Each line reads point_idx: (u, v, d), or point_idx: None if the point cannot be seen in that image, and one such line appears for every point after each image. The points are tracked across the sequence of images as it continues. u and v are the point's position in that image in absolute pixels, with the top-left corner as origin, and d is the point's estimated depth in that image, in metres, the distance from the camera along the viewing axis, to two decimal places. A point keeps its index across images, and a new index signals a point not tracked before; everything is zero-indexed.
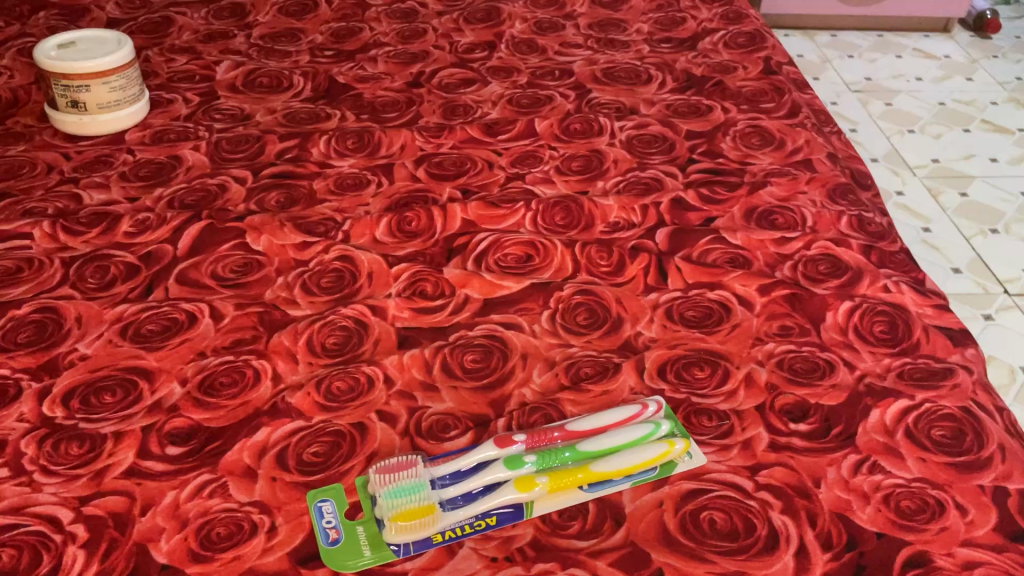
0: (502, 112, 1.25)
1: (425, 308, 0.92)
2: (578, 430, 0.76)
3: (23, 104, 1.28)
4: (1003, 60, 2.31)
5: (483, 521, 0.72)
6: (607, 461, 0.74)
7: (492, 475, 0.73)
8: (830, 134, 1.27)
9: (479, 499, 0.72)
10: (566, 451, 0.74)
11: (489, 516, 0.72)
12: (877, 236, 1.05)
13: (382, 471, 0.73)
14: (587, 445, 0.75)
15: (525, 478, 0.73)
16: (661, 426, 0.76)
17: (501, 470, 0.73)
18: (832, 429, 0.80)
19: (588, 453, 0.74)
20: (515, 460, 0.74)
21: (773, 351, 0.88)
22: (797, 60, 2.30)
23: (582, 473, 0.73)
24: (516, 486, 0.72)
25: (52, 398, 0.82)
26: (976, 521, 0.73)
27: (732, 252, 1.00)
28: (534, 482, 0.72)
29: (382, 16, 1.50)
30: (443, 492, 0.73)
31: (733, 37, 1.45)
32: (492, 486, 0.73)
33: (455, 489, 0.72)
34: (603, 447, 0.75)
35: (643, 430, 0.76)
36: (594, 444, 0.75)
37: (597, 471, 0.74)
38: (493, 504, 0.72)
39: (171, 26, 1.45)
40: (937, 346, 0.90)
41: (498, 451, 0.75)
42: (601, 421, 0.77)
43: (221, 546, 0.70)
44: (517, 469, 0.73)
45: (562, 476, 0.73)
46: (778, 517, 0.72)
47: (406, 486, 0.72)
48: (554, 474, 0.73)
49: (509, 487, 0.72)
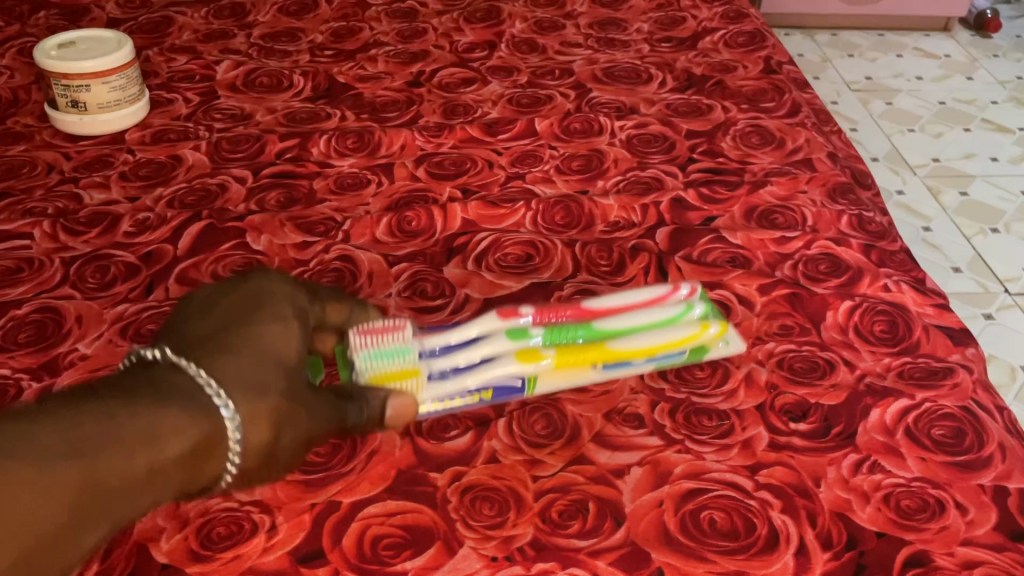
0: (502, 111, 1.25)
1: (426, 308, 0.92)
2: (599, 309, 0.83)
3: (23, 104, 1.28)
4: (1003, 59, 2.31)
5: (479, 395, 0.80)
6: (626, 341, 0.81)
7: (491, 348, 0.79)
8: (829, 134, 1.27)
9: (472, 373, 0.79)
10: (581, 329, 0.81)
11: (485, 389, 0.80)
12: (878, 235, 1.05)
13: (364, 333, 0.78)
14: (606, 323, 0.82)
15: (529, 351, 0.80)
16: (695, 309, 0.84)
17: (504, 343, 0.79)
18: (832, 429, 0.80)
19: (605, 332, 0.82)
20: (519, 333, 0.80)
21: (773, 350, 0.88)
22: (797, 59, 2.30)
23: (599, 352, 0.81)
24: (518, 359, 0.79)
25: None
26: (976, 520, 0.73)
27: (732, 251, 1.00)
28: (539, 357, 0.79)
29: (382, 16, 1.49)
30: (432, 363, 0.79)
31: (733, 37, 1.45)
32: (490, 358, 0.80)
33: (445, 361, 0.79)
34: (625, 326, 0.82)
35: (671, 312, 0.83)
36: (615, 323, 0.82)
37: (614, 350, 0.81)
38: (488, 378, 0.79)
39: (171, 27, 1.45)
40: (937, 345, 0.89)
41: (500, 323, 0.81)
42: (626, 301, 0.83)
43: (221, 545, 0.70)
44: (523, 337, 0.80)
45: (571, 352, 0.80)
46: (778, 517, 0.72)
47: (390, 350, 0.77)
48: (562, 349, 0.80)
49: (510, 359, 0.79)
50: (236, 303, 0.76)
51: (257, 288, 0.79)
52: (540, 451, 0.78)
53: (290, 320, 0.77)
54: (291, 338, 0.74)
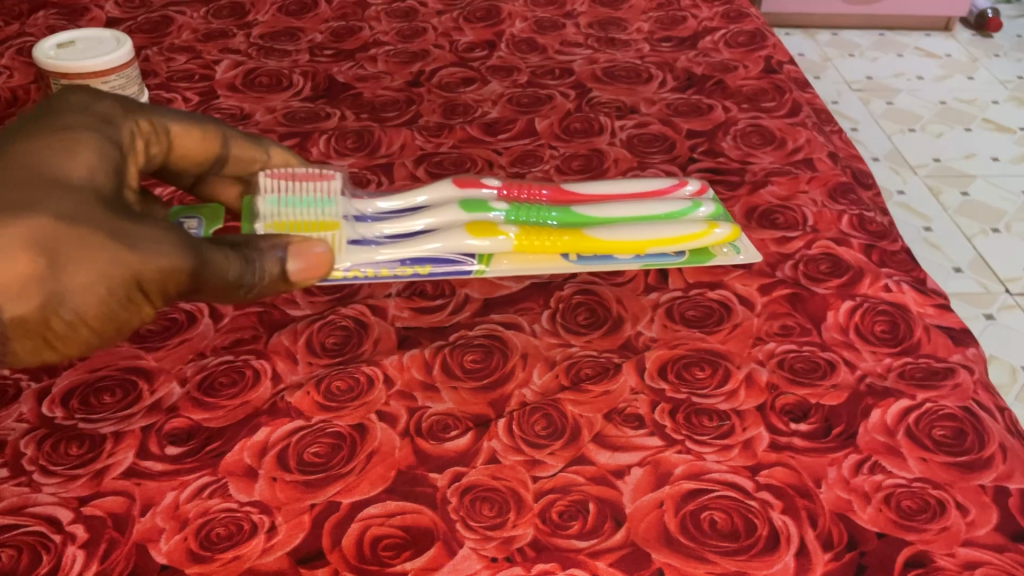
0: (502, 111, 1.25)
1: (425, 308, 0.92)
2: (581, 196, 0.98)
3: (22, 104, 1.27)
4: (1004, 59, 2.31)
5: (411, 269, 0.91)
6: (603, 231, 0.93)
7: (431, 223, 0.93)
8: (830, 134, 1.26)
9: (404, 247, 0.91)
10: (555, 211, 0.95)
11: (421, 266, 0.91)
12: (879, 235, 1.04)
13: (274, 178, 0.94)
14: (586, 211, 0.94)
15: (487, 226, 0.92)
16: (703, 211, 0.96)
17: (458, 215, 0.93)
18: (832, 430, 0.80)
19: (583, 218, 0.94)
20: (474, 209, 0.94)
21: (773, 350, 0.88)
22: (797, 59, 2.30)
23: (571, 237, 0.93)
24: (471, 232, 0.92)
25: (52, 399, 0.82)
26: (977, 521, 0.73)
27: (732, 252, 1.00)
28: (501, 232, 0.92)
29: (382, 16, 1.49)
30: (353, 230, 0.93)
31: (733, 37, 1.44)
32: (429, 231, 0.93)
33: (374, 231, 0.93)
34: (606, 216, 0.94)
35: (678, 209, 0.95)
36: (596, 212, 0.94)
37: (587, 235, 0.93)
38: (426, 254, 0.91)
39: (170, 27, 1.45)
40: (937, 345, 0.89)
41: (454, 194, 0.97)
42: (611, 191, 0.98)
43: (220, 546, 0.70)
44: (479, 209, 0.94)
45: (534, 234, 0.93)
46: (778, 517, 0.72)
47: (305, 203, 0.93)
48: (524, 230, 0.93)
49: (462, 233, 0.92)
50: (73, 94, 0.79)
51: (63, 121, 0.72)
52: (540, 451, 0.77)
53: (83, 144, 0.70)
54: (76, 170, 0.66)
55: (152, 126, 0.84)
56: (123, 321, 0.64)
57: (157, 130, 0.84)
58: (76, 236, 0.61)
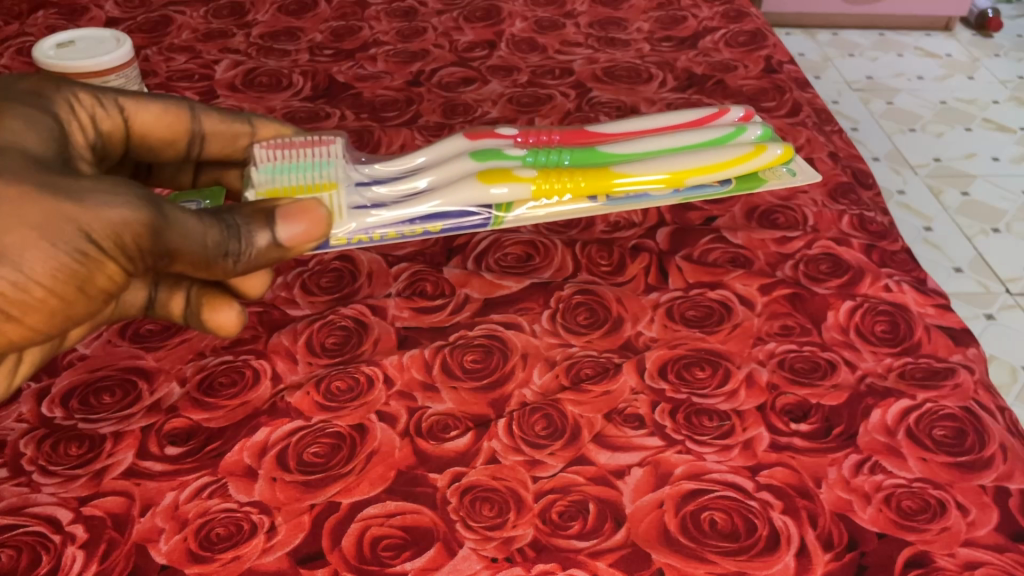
0: (503, 111, 1.24)
1: (425, 308, 0.92)
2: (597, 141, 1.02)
3: None
4: (1005, 59, 2.31)
5: (427, 225, 0.95)
6: (626, 164, 0.97)
7: (457, 169, 0.97)
8: (831, 133, 1.26)
9: (417, 205, 0.95)
10: (568, 155, 0.98)
11: (433, 222, 0.95)
12: (879, 235, 1.04)
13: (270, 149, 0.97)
14: (606, 150, 0.99)
15: (504, 171, 0.95)
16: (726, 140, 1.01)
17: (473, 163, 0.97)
18: (833, 430, 0.80)
19: (604, 156, 0.99)
20: (485, 157, 0.98)
21: (774, 350, 0.87)
22: (797, 59, 2.30)
23: (605, 172, 0.96)
24: (490, 177, 0.95)
25: (52, 399, 0.82)
26: (977, 521, 0.73)
27: (732, 252, 1.00)
28: (524, 174, 0.95)
29: (382, 16, 1.49)
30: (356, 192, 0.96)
31: (733, 36, 1.44)
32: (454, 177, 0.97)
33: (383, 191, 0.96)
34: (622, 153, 0.98)
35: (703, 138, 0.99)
36: (615, 150, 0.99)
37: (614, 168, 0.96)
38: (458, 198, 0.94)
39: (170, 26, 1.45)
40: (938, 345, 0.89)
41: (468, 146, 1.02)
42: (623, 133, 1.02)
43: (220, 546, 0.70)
44: (490, 159, 0.98)
45: (553, 176, 0.96)
46: (778, 517, 0.72)
47: (302, 170, 0.95)
48: (544, 173, 0.96)
49: (483, 178, 0.95)
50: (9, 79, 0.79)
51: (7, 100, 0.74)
52: (540, 451, 0.77)
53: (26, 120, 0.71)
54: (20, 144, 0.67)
55: (98, 99, 0.83)
56: (84, 280, 0.64)
57: (106, 105, 0.84)
58: (11, 203, 0.61)
